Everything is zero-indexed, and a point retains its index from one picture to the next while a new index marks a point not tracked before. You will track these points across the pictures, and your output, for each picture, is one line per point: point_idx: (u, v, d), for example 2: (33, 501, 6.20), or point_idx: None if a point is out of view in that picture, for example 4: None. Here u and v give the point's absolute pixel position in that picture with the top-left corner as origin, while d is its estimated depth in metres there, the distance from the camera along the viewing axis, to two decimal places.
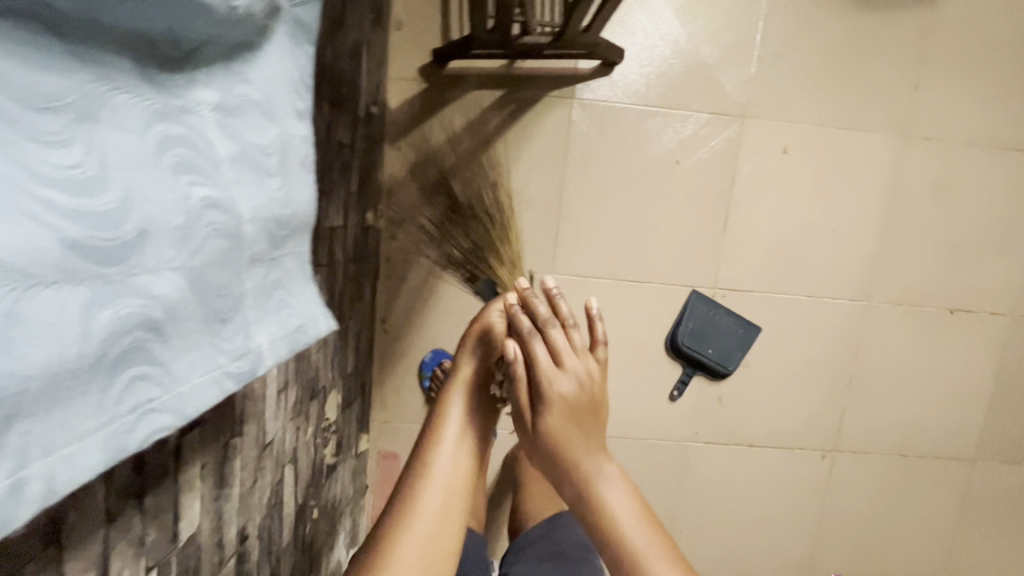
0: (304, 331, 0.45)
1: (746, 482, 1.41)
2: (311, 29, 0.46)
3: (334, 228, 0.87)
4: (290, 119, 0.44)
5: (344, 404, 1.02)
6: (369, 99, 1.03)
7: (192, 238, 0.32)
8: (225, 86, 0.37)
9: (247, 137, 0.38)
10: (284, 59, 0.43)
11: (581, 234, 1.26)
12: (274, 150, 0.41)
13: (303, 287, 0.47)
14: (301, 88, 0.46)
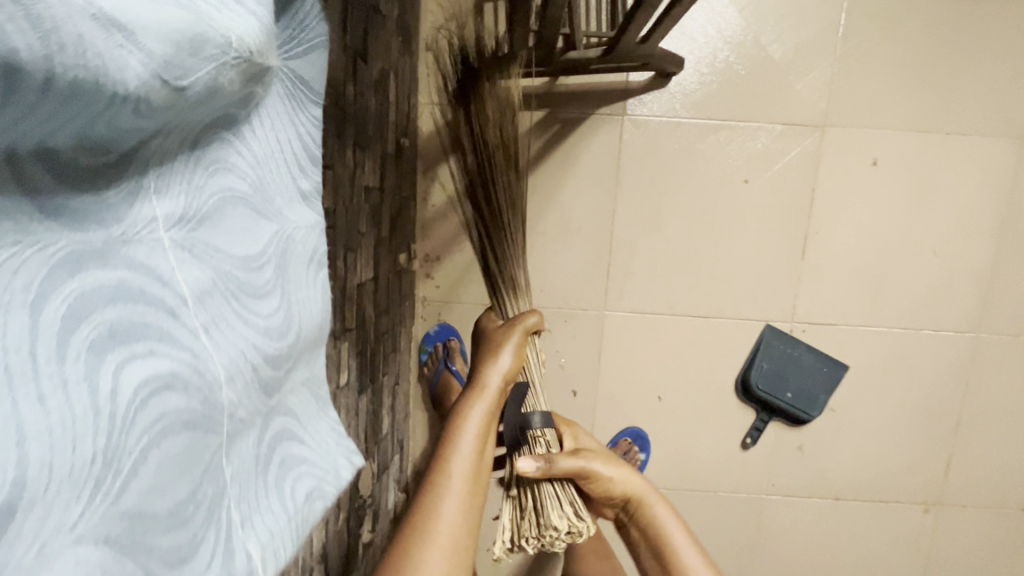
0: (321, 493, 0.33)
1: (832, 540, 1.23)
2: (315, 88, 0.35)
3: (363, 284, 0.77)
4: (290, 207, 0.33)
5: (380, 470, 0.93)
6: (400, 132, 0.93)
7: (131, 454, 0.20)
8: (187, 189, 0.26)
9: (223, 256, 0.27)
10: (277, 131, 0.32)
11: (637, 266, 1.12)
12: (267, 258, 0.30)
13: (318, 425, 0.35)
14: (305, 162, 0.35)
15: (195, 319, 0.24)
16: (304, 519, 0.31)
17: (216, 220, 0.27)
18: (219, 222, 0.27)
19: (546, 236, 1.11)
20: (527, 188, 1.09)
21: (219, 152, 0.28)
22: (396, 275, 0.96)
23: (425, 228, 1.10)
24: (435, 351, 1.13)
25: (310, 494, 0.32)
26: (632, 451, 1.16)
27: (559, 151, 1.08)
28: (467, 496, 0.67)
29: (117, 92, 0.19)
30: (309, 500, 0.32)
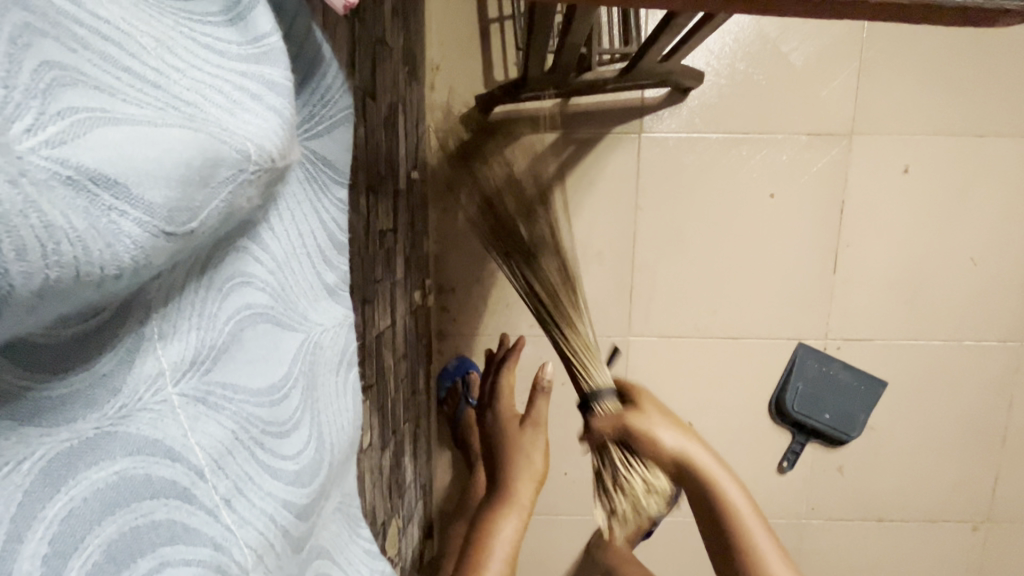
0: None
1: (878, 564, 1.18)
2: (339, 165, 0.31)
3: (382, 334, 0.72)
4: (316, 309, 0.29)
5: (405, 522, 0.88)
6: (410, 165, 0.88)
7: None
8: (201, 322, 0.21)
9: (245, 395, 0.22)
10: (300, 222, 0.28)
11: (660, 289, 1.08)
12: (295, 381, 0.25)
13: (353, 556, 0.30)
14: (332, 252, 0.30)
15: (215, 495, 0.20)
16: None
17: (234, 351, 0.23)
18: (237, 354, 0.23)
19: None
20: None
21: (239, 263, 0.24)
22: (412, 314, 0.91)
23: (438, 260, 1.05)
24: (455, 388, 1.08)
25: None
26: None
27: (575, 174, 1.04)
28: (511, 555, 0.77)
29: (112, 271, 0.17)
30: None
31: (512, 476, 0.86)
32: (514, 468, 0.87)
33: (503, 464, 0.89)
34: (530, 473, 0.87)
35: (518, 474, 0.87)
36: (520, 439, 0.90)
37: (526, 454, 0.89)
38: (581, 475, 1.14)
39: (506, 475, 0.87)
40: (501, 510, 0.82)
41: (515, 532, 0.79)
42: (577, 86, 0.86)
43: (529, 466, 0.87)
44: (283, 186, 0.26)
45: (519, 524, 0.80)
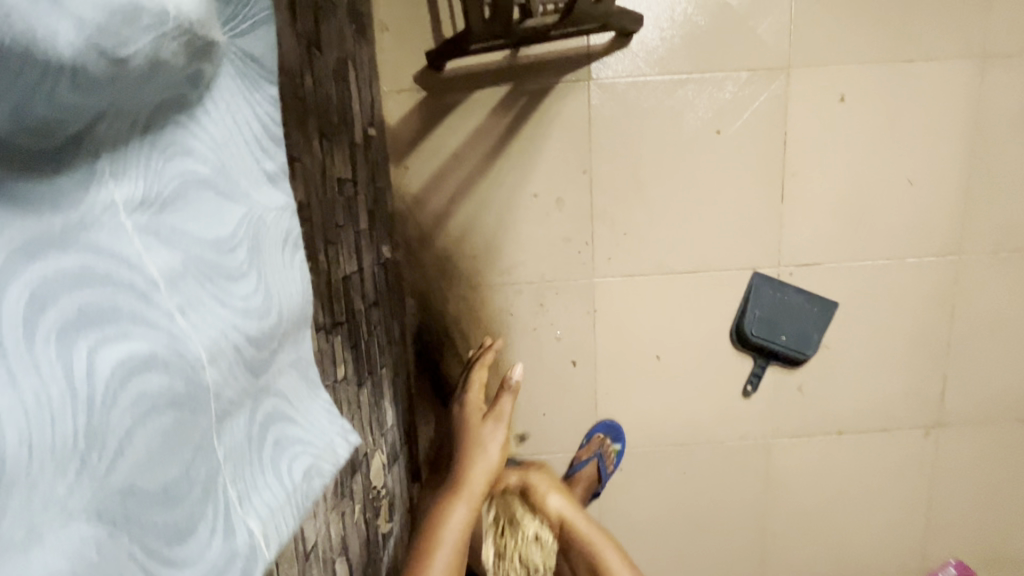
0: (317, 473, 0.35)
1: (841, 475, 1.26)
2: (267, 66, 0.35)
3: (349, 276, 0.77)
4: (259, 190, 0.33)
5: (391, 461, 0.93)
6: (367, 123, 0.92)
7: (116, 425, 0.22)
8: (151, 171, 0.26)
9: (194, 237, 0.27)
10: (237, 112, 0.32)
11: (620, 230, 1.13)
12: (240, 240, 0.30)
13: (309, 404, 0.36)
14: (269, 145, 0.35)
15: (170, 303, 0.25)
16: (301, 499, 0.33)
17: (180, 204, 0.27)
18: (185, 206, 0.27)
19: (527, 212, 1.11)
20: (502, 167, 1.09)
21: (181, 134, 0.28)
22: (381, 268, 0.96)
23: (405, 219, 1.10)
24: (433, 340, 1.14)
25: (311, 473, 0.34)
26: (607, 445, 1.18)
27: (529, 124, 1.07)
28: (456, 544, 0.89)
29: (53, 66, 0.20)
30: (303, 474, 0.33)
31: (467, 466, 0.97)
32: (472, 461, 0.97)
33: (462, 459, 0.99)
34: (485, 470, 0.97)
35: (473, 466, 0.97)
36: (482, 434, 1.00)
37: (483, 446, 0.98)
38: (559, 414, 1.21)
39: (462, 469, 0.97)
40: (453, 497, 0.94)
41: (465, 518, 0.92)
42: (522, 34, 0.87)
43: (487, 462, 0.97)
44: (215, 74, 0.30)
45: (468, 511, 0.92)
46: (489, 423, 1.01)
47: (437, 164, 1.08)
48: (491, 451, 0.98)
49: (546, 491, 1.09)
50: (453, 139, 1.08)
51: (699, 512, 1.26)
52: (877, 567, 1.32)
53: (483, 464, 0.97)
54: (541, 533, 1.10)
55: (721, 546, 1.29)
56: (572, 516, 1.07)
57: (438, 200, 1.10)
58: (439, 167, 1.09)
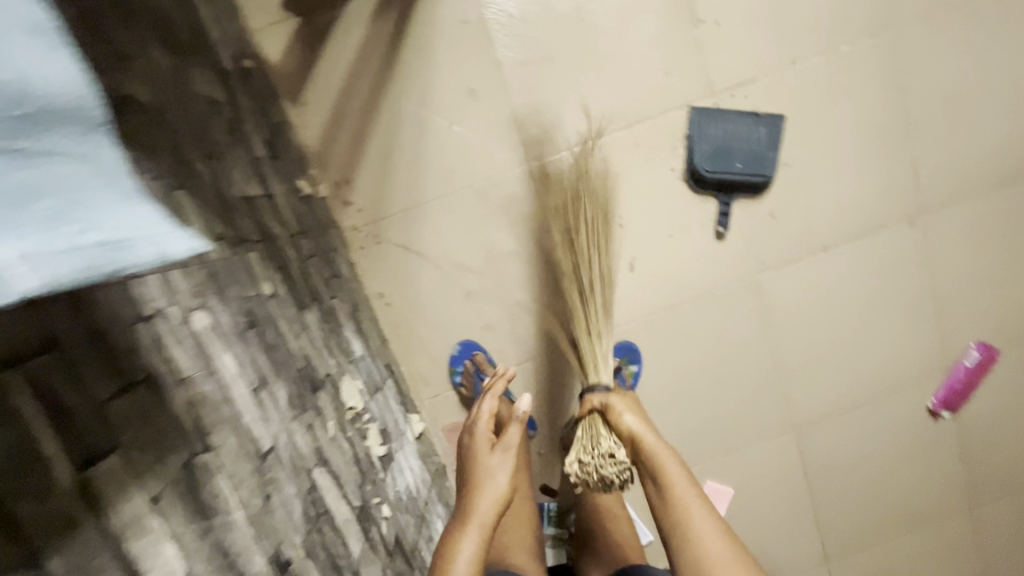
0: (120, 251, 0.34)
1: (838, 290, 1.23)
2: None
3: (251, 197, 0.72)
4: None
5: (370, 388, 0.90)
6: (237, 52, 0.86)
7: None
8: None
9: None
10: None
11: (542, 104, 1.08)
12: None
13: (100, 197, 0.34)
14: None
15: None
16: (95, 262, 0.32)
17: None
18: None
19: (443, 113, 1.06)
20: (401, 73, 1.03)
21: None
22: (302, 201, 0.91)
23: (321, 155, 1.05)
24: (466, 368, 1.15)
25: (113, 245, 0.34)
26: (624, 368, 1.20)
27: (414, 20, 1.02)
28: None
29: None
30: (96, 250, 0.33)
31: (472, 493, 0.88)
32: (478, 487, 0.88)
33: (468, 490, 0.89)
34: (493, 497, 0.86)
35: (478, 496, 0.87)
36: (488, 462, 0.90)
37: (487, 474, 0.89)
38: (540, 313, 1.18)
39: (468, 498, 0.88)
40: (457, 529, 0.84)
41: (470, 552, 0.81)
42: None
43: (496, 487, 0.87)
44: None
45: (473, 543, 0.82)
46: (498, 451, 0.91)
47: (335, 88, 1.03)
48: (498, 479, 0.88)
49: (622, 409, 0.92)
50: (342, 58, 1.02)
51: (707, 367, 1.24)
52: (901, 373, 1.29)
53: (488, 491, 0.87)
54: (616, 451, 0.89)
55: (740, 394, 1.27)
56: (646, 434, 0.89)
57: (348, 125, 1.04)
58: (338, 93, 1.03)
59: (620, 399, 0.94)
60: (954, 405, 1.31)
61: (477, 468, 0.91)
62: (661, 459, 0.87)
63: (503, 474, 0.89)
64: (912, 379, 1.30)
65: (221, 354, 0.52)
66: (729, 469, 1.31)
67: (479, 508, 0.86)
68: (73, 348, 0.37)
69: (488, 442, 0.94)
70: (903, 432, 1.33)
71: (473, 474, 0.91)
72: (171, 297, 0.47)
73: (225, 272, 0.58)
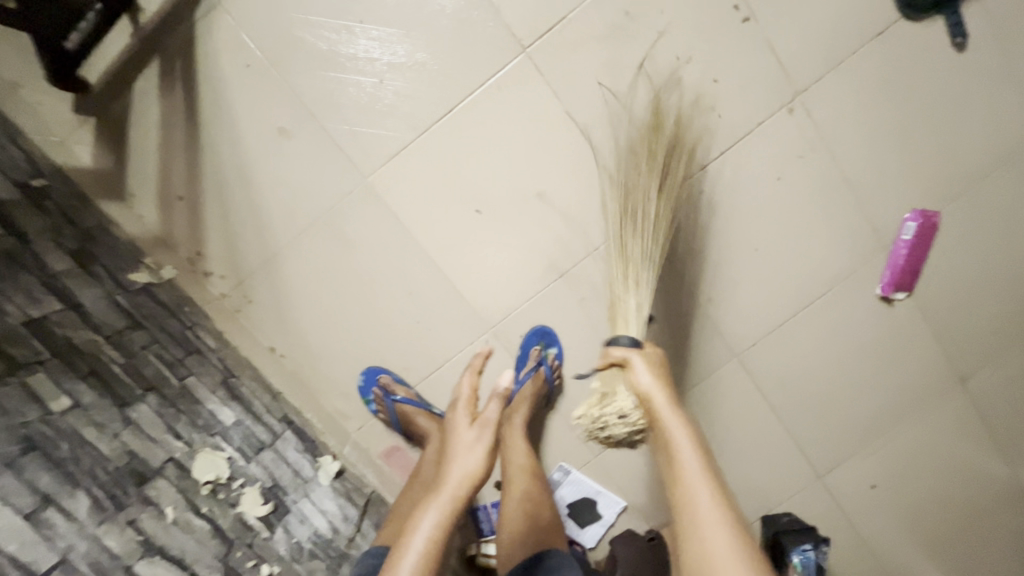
0: None
1: (733, 203, 1.13)
2: None
3: (38, 316, 0.74)
4: None
5: (250, 449, 0.91)
6: (22, 175, 0.88)
7: None
8: None
9: None
10: None
11: (355, 118, 1.05)
12: None
13: None
14: None
15: None
16: None
17: None
18: None
19: (262, 159, 1.05)
20: (208, 135, 1.03)
21: None
22: (135, 294, 0.92)
23: (164, 239, 1.06)
24: (377, 395, 1.14)
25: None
26: (543, 351, 1.15)
27: (200, 80, 1.01)
28: None
29: None
30: None
31: (449, 468, 0.91)
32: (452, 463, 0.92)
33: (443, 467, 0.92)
34: (464, 471, 0.89)
35: (452, 472, 0.90)
36: (464, 439, 0.95)
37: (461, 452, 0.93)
38: (433, 319, 1.15)
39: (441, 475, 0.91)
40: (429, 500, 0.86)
41: (437, 522, 0.82)
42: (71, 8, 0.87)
43: (470, 462, 0.90)
44: None
45: (439, 515, 0.83)
46: (474, 430, 0.96)
47: (153, 171, 1.04)
48: (474, 456, 0.92)
49: (635, 367, 0.82)
50: (148, 140, 1.03)
51: (622, 322, 1.18)
52: (834, 267, 1.18)
53: (462, 465, 0.90)
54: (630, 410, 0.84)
55: (666, 339, 1.20)
56: (658, 399, 0.78)
57: (179, 202, 1.05)
58: (158, 175, 1.04)
59: (643, 355, 0.84)
60: (908, 284, 1.19)
61: (457, 444, 0.95)
62: (663, 422, 0.77)
63: (478, 452, 0.92)
64: (849, 270, 1.19)
65: None
66: (683, 416, 1.25)
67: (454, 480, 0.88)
68: None
69: (467, 420, 0.99)
70: (858, 327, 1.22)
71: (452, 452, 0.94)
72: None
73: None
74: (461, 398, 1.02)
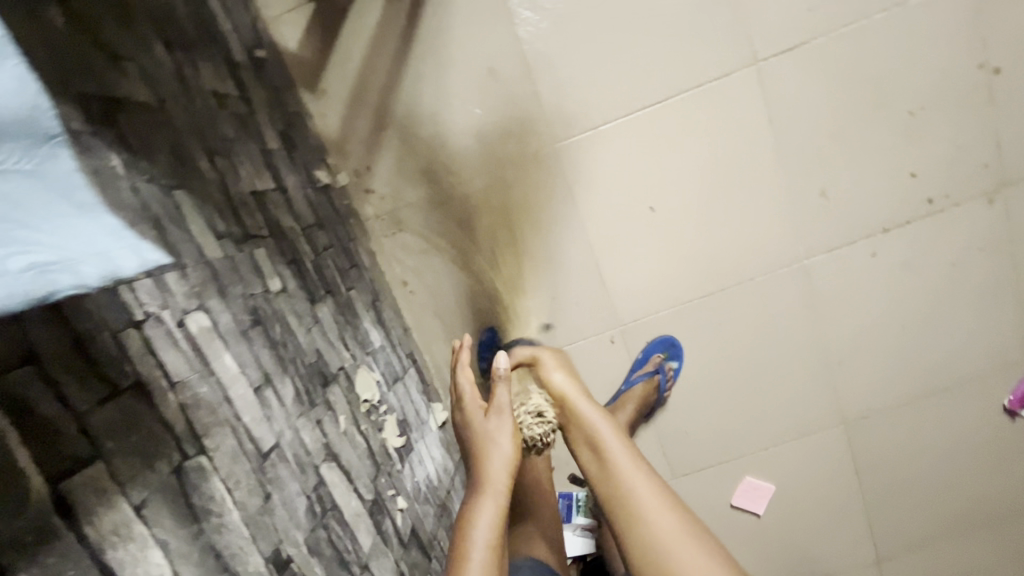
0: (62, 268, 0.36)
1: (899, 275, 1.11)
2: None
3: (262, 191, 0.72)
4: None
5: (389, 378, 0.90)
6: (250, 41, 0.85)
7: None
8: None
9: None
10: None
11: (566, 81, 1.02)
12: None
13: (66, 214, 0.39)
14: None
15: None
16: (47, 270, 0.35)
17: None
18: None
19: (463, 94, 1.02)
20: (419, 55, 1.00)
21: None
22: (319, 191, 0.90)
23: (341, 144, 1.04)
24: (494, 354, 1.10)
25: (45, 268, 0.35)
26: (664, 362, 1.14)
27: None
28: None
29: None
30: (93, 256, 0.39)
31: (483, 464, 0.82)
32: (485, 457, 0.83)
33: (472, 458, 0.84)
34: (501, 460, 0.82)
35: (488, 463, 0.82)
36: (487, 429, 0.86)
37: (491, 442, 0.84)
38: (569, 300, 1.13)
39: (477, 468, 0.82)
40: (474, 500, 0.78)
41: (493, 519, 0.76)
42: None
43: (504, 451, 0.83)
44: None
45: (493, 515, 0.76)
46: (495, 415, 0.87)
47: (354, 74, 1.01)
48: (506, 443, 0.84)
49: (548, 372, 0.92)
50: (360, 42, 1.00)
51: (747, 357, 1.16)
52: (971, 366, 1.16)
53: (500, 456, 0.82)
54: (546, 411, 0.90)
55: (783, 386, 1.18)
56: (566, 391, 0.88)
57: (367, 111, 1.03)
58: (356, 79, 1.01)
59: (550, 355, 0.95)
60: None
61: (478, 434, 0.86)
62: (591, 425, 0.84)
63: (509, 437, 0.84)
64: (983, 373, 1.17)
65: (219, 355, 0.52)
66: (770, 464, 1.23)
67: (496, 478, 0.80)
68: (60, 358, 0.39)
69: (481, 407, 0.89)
70: (972, 430, 1.20)
71: (481, 444, 0.85)
72: (164, 302, 0.48)
73: (228, 269, 0.58)
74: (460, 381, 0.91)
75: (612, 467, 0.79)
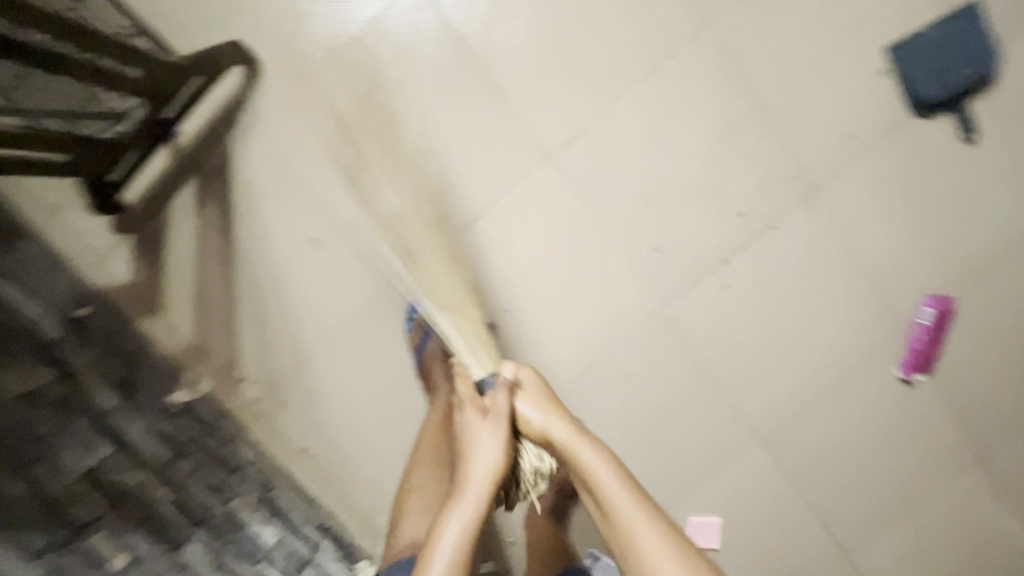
0: None
1: (751, 293, 1.16)
2: None
3: (101, 467, 0.84)
4: None
5: (290, 567, 1.00)
6: (67, 306, 0.92)
7: None
8: None
9: None
10: None
11: (387, 225, 1.06)
12: None
13: None
14: None
15: None
16: None
17: None
18: None
19: (295, 268, 1.07)
20: (241, 247, 1.06)
21: None
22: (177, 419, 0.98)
23: (197, 347, 1.06)
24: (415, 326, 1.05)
25: None
26: None
27: (236, 196, 1.04)
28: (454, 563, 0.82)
29: None
30: None
31: (462, 472, 0.87)
32: (468, 457, 0.88)
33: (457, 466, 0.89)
34: (488, 467, 0.86)
35: (470, 469, 0.87)
36: (476, 430, 0.89)
37: (473, 448, 0.89)
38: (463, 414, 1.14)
39: (461, 477, 0.87)
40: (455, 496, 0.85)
41: (460, 533, 0.83)
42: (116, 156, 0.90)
43: (488, 460, 0.87)
44: None
45: (464, 520, 0.84)
46: (487, 421, 0.89)
47: (189, 283, 1.05)
48: (494, 453, 0.87)
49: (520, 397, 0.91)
50: (185, 254, 1.05)
51: (649, 410, 1.18)
52: (854, 351, 1.20)
53: (479, 464, 0.86)
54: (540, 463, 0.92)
55: (693, 424, 1.20)
56: (557, 434, 0.87)
57: (212, 310, 1.07)
58: (192, 286, 1.05)
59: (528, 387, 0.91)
60: (925, 366, 1.20)
61: (469, 426, 0.90)
62: (574, 454, 0.87)
63: (495, 447, 0.88)
64: (868, 354, 1.20)
65: None
66: (713, 500, 1.23)
67: (470, 488, 0.85)
68: None
69: (478, 412, 0.91)
70: (882, 410, 1.23)
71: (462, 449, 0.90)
72: None
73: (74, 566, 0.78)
74: (460, 386, 0.94)
75: (610, 508, 0.84)
